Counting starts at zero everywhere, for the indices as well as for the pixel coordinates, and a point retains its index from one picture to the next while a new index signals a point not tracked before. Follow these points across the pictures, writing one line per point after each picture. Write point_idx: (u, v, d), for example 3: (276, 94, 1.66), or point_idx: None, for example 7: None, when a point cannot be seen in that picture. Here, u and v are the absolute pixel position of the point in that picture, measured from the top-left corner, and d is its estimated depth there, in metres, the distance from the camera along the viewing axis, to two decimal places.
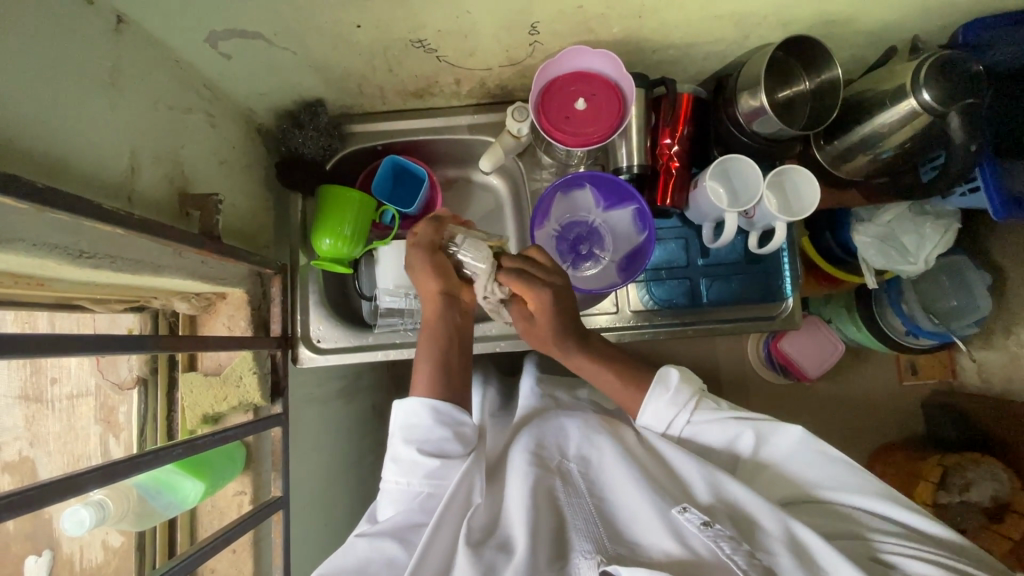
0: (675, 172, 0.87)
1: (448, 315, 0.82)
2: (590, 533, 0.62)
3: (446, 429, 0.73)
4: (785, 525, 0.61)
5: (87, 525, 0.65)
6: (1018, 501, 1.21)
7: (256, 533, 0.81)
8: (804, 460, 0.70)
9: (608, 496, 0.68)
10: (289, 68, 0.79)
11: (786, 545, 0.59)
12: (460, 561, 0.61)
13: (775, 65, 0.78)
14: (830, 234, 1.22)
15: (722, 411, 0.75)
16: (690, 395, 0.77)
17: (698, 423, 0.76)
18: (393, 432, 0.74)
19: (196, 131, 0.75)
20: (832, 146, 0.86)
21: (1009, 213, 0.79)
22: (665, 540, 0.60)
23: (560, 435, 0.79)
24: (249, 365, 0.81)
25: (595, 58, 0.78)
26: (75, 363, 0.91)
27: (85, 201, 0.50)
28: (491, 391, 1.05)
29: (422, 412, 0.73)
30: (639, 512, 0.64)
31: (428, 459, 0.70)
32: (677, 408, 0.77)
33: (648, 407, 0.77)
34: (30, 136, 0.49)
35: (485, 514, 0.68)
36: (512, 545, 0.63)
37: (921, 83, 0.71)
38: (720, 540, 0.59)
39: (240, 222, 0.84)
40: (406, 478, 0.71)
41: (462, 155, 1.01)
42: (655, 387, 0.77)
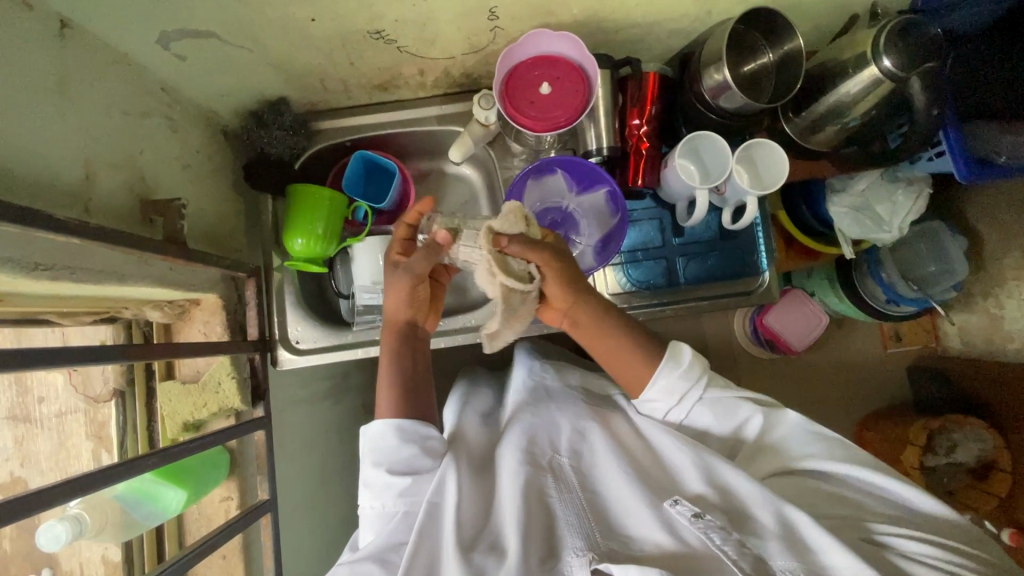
0: (646, 152, 0.87)
1: (411, 349, 0.83)
2: (580, 528, 0.64)
3: (413, 446, 0.73)
4: (778, 510, 0.62)
5: (63, 540, 0.64)
6: (1003, 459, 1.26)
7: (245, 537, 0.81)
8: (797, 445, 0.73)
9: (599, 488, 0.69)
10: (246, 67, 0.78)
11: (777, 532, 0.61)
12: (449, 565, 0.62)
13: (737, 38, 0.77)
14: (806, 207, 1.22)
15: (729, 396, 0.76)
16: (700, 372, 0.76)
17: (707, 400, 0.76)
18: (362, 455, 0.75)
19: (155, 136, 0.73)
20: (800, 118, 0.86)
21: (976, 176, 0.79)
22: (656, 532, 0.63)
23: (552, 429, 0.78)
24: (227, 369, 0.81)
25: (557, 42, 0.77)
26: (56, 380, 0.90)
27: (34, 212, 0.49)
28: (479, 392, 1.02)
29: (387, 433, 0.73)
30: (629, 504, 0.66)
31: (400, 478, 0.71)
32: (689, 382, 0.76)
33: (659, 381, 0.76)
34: None
35: (477, 517, 0.69)
36: (503, 549, 0.64)
37: (881, 50, 0.71)
38: (710, 531, 0.60)
39: (208, 227, 0.82)
40: (382, 501, 0.72)
41: (433, 146, 1.01)
42: (666, 362, 0.76)
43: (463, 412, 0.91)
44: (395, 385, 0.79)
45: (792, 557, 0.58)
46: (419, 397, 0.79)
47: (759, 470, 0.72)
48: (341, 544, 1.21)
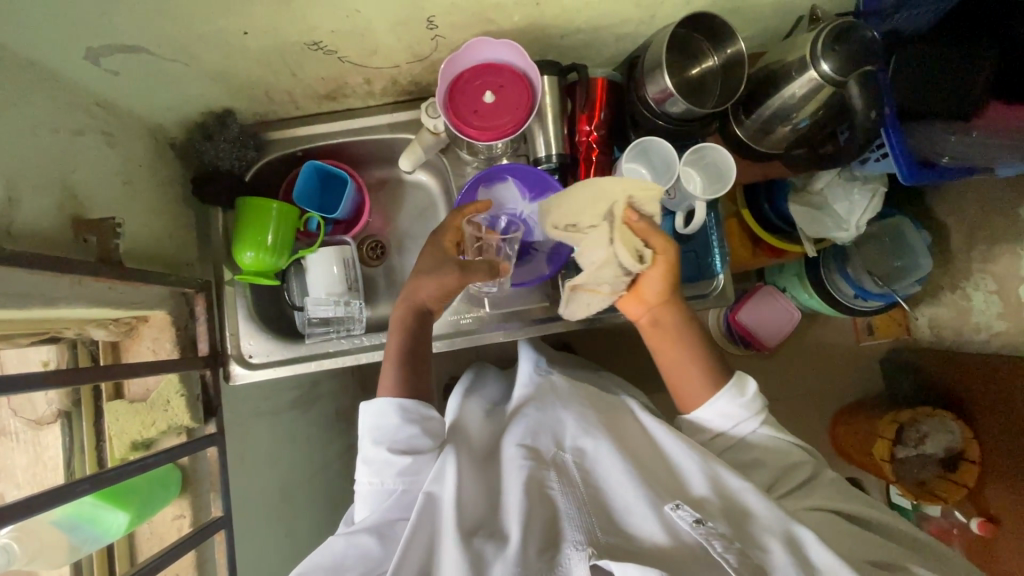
0: (596, 158, 0.87)
1: (421, 327, 0.83)
2: (580, 522, 0.65)
3: (415, 426, 0.74)
4: (786, 524, 0.63)
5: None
6: (971, 449, 1.28)
7: (199, 554, 0.81)
8: (839, 491, 0.74)
9: (602, 486, 0.70)
10: (185, 80, 0.76)
11: (782, 542, 0.62)
12: (449, 551, 0.63)
13: (678, 42, 0.77)
14: (768, 206, 1.23)
15: (777, 436, 0.77)
16: (759, 410, 0.78)
17: (761, 436, 0.77)
18: (363, 434, 0.75)
19: (90, 153, 0.72)
20: (749, 121, 0.86)
21: (918, 178, 0.81)
22: (655, 531, 0.64)
23: (557, 427, 0.80)
24: (175, 387, 0.80)
25: (499, 50, 0.77)
26: None
27: None
28: (481, 386, 1.04)
29: (389, 412, 0.74)
30: (631, 504, 0.67)
31: (401, 457, 0.72)
32: (747, 414, 0.77)
33: (720, 402, 0.77)
34: None
35: (479, 508, 0.71)
36: (502, 536, 0.65)
37: (819, 54, 0.72)
38: (711, 537, 0.61)
39: (154, 243, 0.81)
40: (379, 478, 0.73)
41: (387, 154, 1.00)
42: (732, 387, 0.78)
43: (466, 409, 0.91)
44: (401, 360, 0.80)
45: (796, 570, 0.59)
46: (419, 377, 0.79)
47: (800, 502, 0.72)
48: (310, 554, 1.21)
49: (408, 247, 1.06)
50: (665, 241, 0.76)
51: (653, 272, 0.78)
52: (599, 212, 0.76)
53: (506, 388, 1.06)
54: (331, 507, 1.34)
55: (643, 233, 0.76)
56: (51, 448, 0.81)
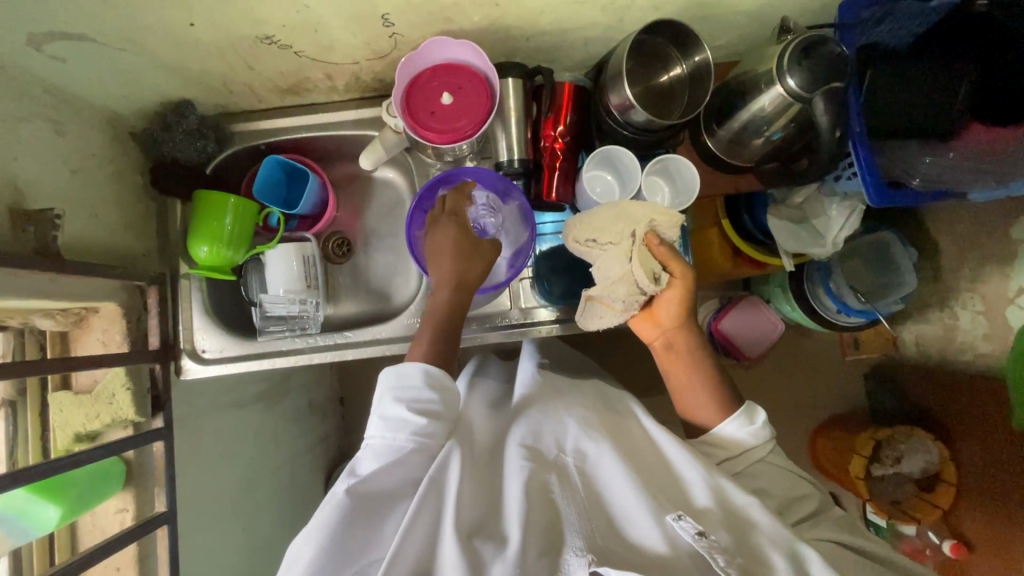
0: (559, 165, 0.84)
1: (458, 308, 0.80)
2: (582, 529, 0.63)
3: (437, 392, 0.73)
4: (792, 544, 0.63)
5: None
6: (948, 472, 1.26)
7: (141, 548, 0.80)
8: (838, 525, 0.71)
9: (603, 493, 0.69)
10: (137, 69, 0.75)
11: (788, 560, 0.61)
12: (448, 550, 0.61)
13: (642, 49, 0.75)
14: (748, 216, 1.20)
15: (783, 467, 0.76)
16: (768, 439, 0.77)
17: (769, 464, 0.76)
18: (381, 393, 0.74)
19: (35, 140, 0.71)
20: (721, 132, 0.83)
21: (884, 201, 0.78)
22: (658, 541, 0.63)
23: (559, 429, 0.79)
24: (122, 380, 0.79)
25: (459, 50, 0.75)
26: None
27: None
28: (484, 379, 1.02)
29: (415, 374, 0.73)
30: (633, 512, 0.66)
31: (418, 417, 0.70)
32: (757, 441, 0.77)
33: (728, 424, 0.78)
34: None
35: (476, 506, 0.69)
36: (501, 539, 0.64)
37: (785, 70, 0.69)
38: (714, 551, 0.60)
39: (104, 234, 0.80)
40: (392, 434, 0.70)
41: (354, 150, 0.98)
42: (742, 414, 0.78)
43: (471, 401, 0.91)
44: (434, 336, 0.78)
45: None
46: (450, 354, 0.79)
47: (806, 532, 0.69)
48: (270, 548, 1.20)
49: (374, 244, 1.04)
50: (685, 268, 0.76)
51: (670, 300, 0.76)
52: (619, 228, 0.75)
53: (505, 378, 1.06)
54: (297, 500, 1.34)
55: (663, 256, 0.75)
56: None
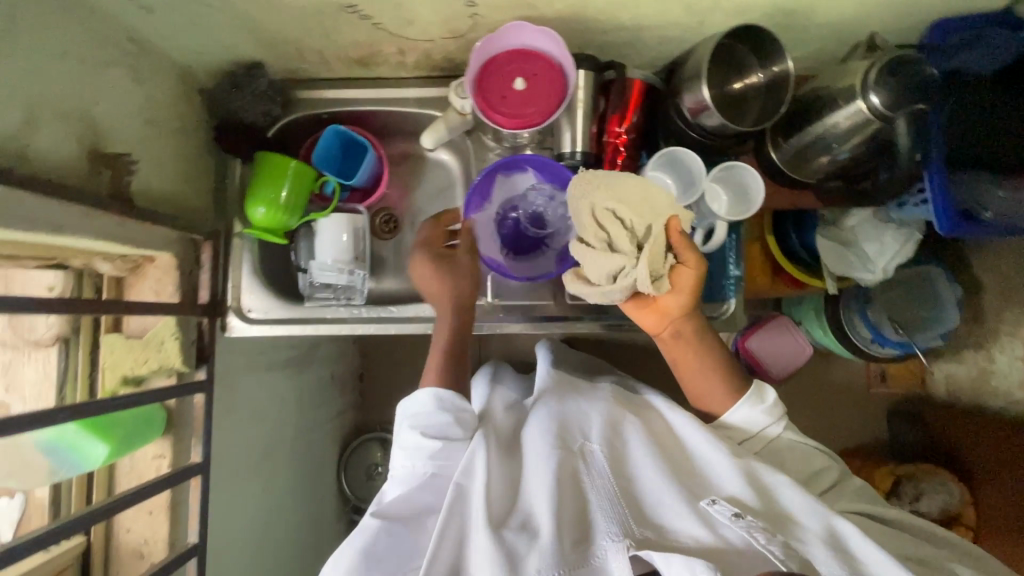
0: (621, 162, 0.85)
1: (462, 330, 0.85)
2: (614, 514, 0.66)
3: (449, 415, 0.76)
4: (826, 520, 0.65)
5: None
6: (967, 514, 1.24)
7: (173, 495, 0.82)
8: (860, 495, 0.76)
9: (634, 479, 0.71)
10: (219, 27, 0.76)
11: (825, 536, 0.64)
12: (483, 541, 0.64)
13: (722, 52, 0.74)
14: (795, 235, 1.18)
15: (803, 443, 0.79)
16: (781, 417, 0.79)
17: (785, 439, 0.79)
18: (400, 421, 0.78)
19: (115, 87, 0.72)
20: (788, 145, 0.82)
21: (955, 229, 0.76)
22: (694, 527, 0.64)
23: (582, 420, 0.80)
24: (171, 329, 0.81)
25: (536, 36, 0.74)
26: None
27: None
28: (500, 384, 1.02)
29: (426, 402, 0.77)
30: (664, 497, 0.68)
31: (432, 441, 0.74)
32: (771, 418, 0.78)
33: (740, 409, 0.78)
34: None
35: (502, 499, 0.71)
36: (535, 526, 0.66)
37: (869, 86, 0.67)
38: (753, 530, 0.63)
39: (167, 185, 0.81)
40: (411, 462, 0.75)
41: (413, 129, 0.99)
42: (753, 394, 0.79)
43: (490, 402, 0.92)
44: (444, 359, 0.82)
45: (836, 559, 0.61)
46: (460, 375, 0.82)
47: (837, 503, 0.74)
48: (286, 510, 1.23)
49: (420, 224, 1.05)
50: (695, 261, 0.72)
51: (676, 285, 0.73)
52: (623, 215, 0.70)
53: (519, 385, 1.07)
54: (312, 468, 1.36)
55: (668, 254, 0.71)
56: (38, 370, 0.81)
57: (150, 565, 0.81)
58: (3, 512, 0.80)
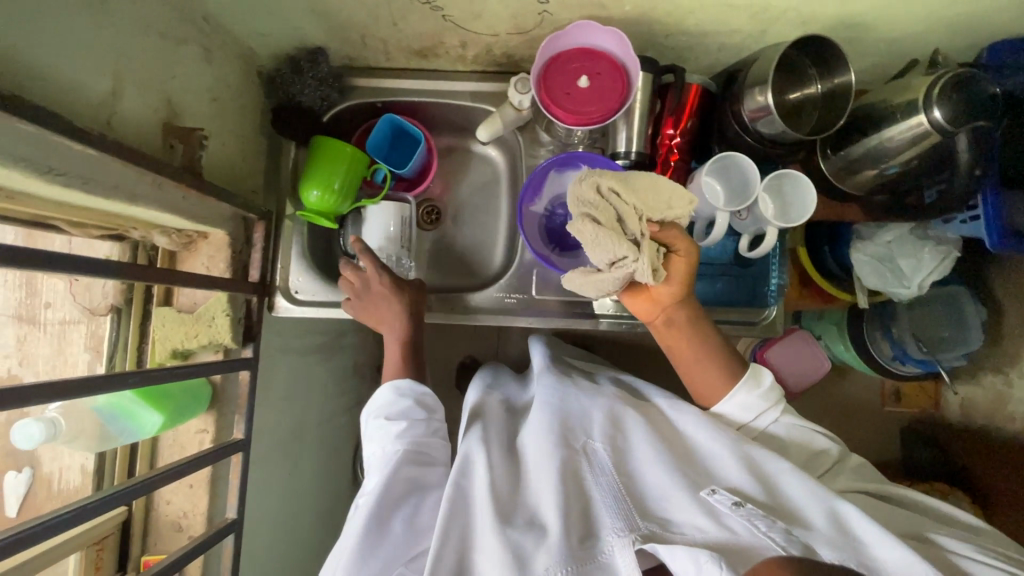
0: (673, 164, 0.86)
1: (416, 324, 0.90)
2: (619, 511, 0.65)
3: (408, 399, 0.80)
4: (828, 505, 0.64)
5: (36, 441, 0.66)
6: None
7: (214, 470, 0.83)
8: (858, 475, 0.76)
9: (637, 474, 0.71)
10: (291, 11, 0.77)
11: (828, 522, 0.62)
12: (490, 538, 0.64)
13: (785, 62, 0.75)
14: (828, 248, 1.19)
15: (801, 425, 0.79)
16: (779, 401, 0.78)
17: (779, 424, 0.78)
18: (368, 416, 0.81)
19: (189, 63, 0.73)
20: (837, 157, 0.84)
21: (1006, 245, 0.79)
22: (696, 518, 0.63)
23: (584, 417, 0.80)
24: (222, 306, 0.82)
25: (602, 36, 0.76)
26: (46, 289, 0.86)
27: (67, 122, 0.49)
28: (498, 382, 1.03)
29: (387, 392, 0.82)
30: (667, 490, 0.67)
31: (395, 423, 0.77)
32: (768, 403, 0.78)
33: (738, 395, 0.78)
34: (23, 54, 0.48)
35: (510, 493, 0.71)
36: (542, 523, 0.66)
37: (934, 100, 0.69)
38: (754, 518, 0.62)
39: (228, 163, 0.83)
40: (384, 446, 0.76)
41: (463, 122, 1.00)
42: (749, 378, 0.78)
43: (487, 394, 0.93)
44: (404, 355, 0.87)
45: (841, 544, 0.60)
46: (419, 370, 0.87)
47: (836, 483, 0.75)
48: (308, 495, 1.23)
49: (462, 217, 1.06)
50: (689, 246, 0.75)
51: (671, 276, 0.76)
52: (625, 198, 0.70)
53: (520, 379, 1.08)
54: (334, 457, 1.36)
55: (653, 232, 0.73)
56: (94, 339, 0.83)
57: (189, 538, 0.82)
58: (13, 485, 0.84)
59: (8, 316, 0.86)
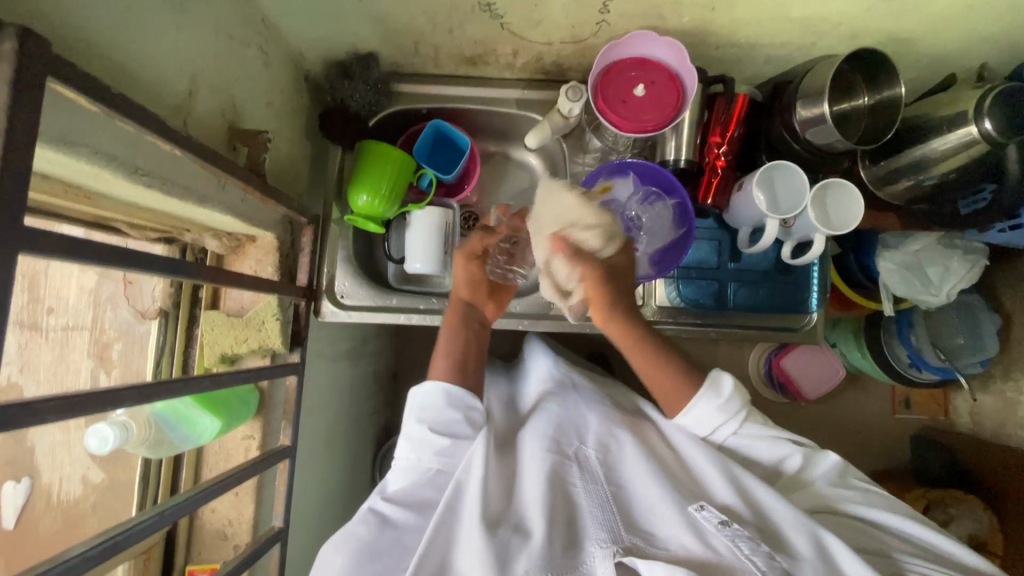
0: (721, 171, 0.87)
1: (474, 327, 0.85)
2: (605, 521, 0.63)
3: (457, 412, 0.74)
4: (813, 533, 0.62)
5: (110, 444, 0.66)
6: (995, 542, 1.17)
7: (260, 479, 0.81)
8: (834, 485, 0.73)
9: (626, 485, 0.69)
10: (350, 17, 0.77)
11: (813, 551, 0.60)
12: (473, 538, 0.61)
13: (838, 75, 0.77)
14: (854, 257, 1.20)
15: (770, 432, 0.75)
16: (738, 410, 0.74)
17: (743, 436, 0.75)
18: (408, 413, 0.76)
19: (251, 66, 0.73)
20: (878, 166, 0.86)
21: None
22: (682, 534, 0.61)
23: (580, 426, 0.79)
24: (272, 310, 0.80)
25: (659, 46, 0.77)
26: (77, 289, 0.84)
27: (161, 120, 0.49)
28: (493, 383, 1.01)
29: (436, 396, 0.75)
30: (655, 504, 0.65)
31: (439, 437, 0.72)
32: (726, 416, 0.74)
33: (695, 409, 0.74)
34: (120, 54, 0.49)
35: (498, 499, 0.69)
36: (528, 530, 0.63)
37: (984, 111, 0.71)
38: (738, 540, 0.60)
39: (279, 165, 0.82)
40: (418, 454, 0.72)
41: (505, 129, 1.01)
42: (707, 389, 0.75)
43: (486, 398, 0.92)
44: (453, 354, 0.81)
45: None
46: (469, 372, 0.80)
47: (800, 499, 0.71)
48: (336, 504, 1.20)
49: None
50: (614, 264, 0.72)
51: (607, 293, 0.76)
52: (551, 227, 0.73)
53: (515, 378, 1.06)
54: (359, 465, 1.34)
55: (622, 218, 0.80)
56: (111, 346, 0.85)
57: (234, 547, 0.80)
58: (11, 495, 0.82)
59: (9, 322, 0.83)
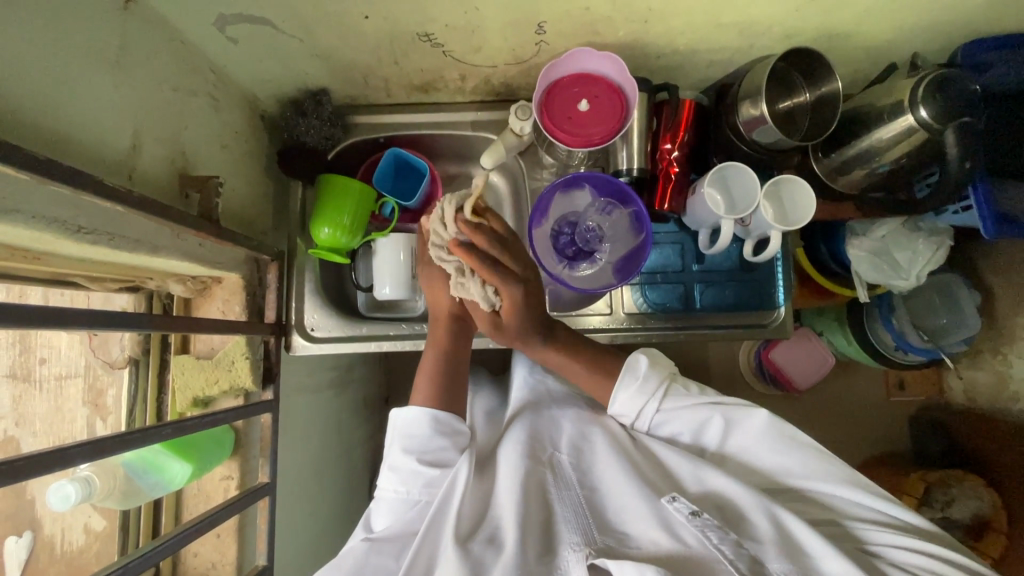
0: (675, 177, 0.88)
1: (462, 338, 0.85)
2: (579, 524, 0.64)
3: (445, 439, 0.73)
4: (778, 516, 0.61)
5: (72, 500, 0.67)
6: (999, 519, 1.15)
7: (242, 518, 0.81)
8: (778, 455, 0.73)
9: (599, 486, 0.69)
10: (295, 57, 0.79)
11: (775, 533, 0.60)
12: (449, 556, 0.61)
13: (775, 75, 0.78)
14: (824, 246, 1.21)
15: (687, 403, 0.75)
16: (658, 388, 0.76)
17: (666, 412, 0.76)
18: (393, 442, 0.74)
19: (200, 114, 0.75)
20: (829, 158, 0.87)
21: (1001, 231, 0.80)
22: (653, 530, 0.62)
23: (552, 429, 0.79)
24: (241, 350, 0.81)
25: (597, 61, 0.79)
26: (66, 342, 0.87)
27: (96, 179, 0.50)
28: (479, 395, 1.03)
29: (423, 422, 0.73)
30: (625, 501, 0.66)
31: (429, 468, 0.70)
32: (646, 396, 0.76)
33: (619, 396, 0.77)
34: (50, 118, 0.50)
35: (473, 512, 0.68)
36: (500, 541, 0.63)
37: (918, 99, 0.72)
38: (708, 529, 0.60)
39: (238, 207, 0.84)
40: (406, 486, 0.71)
41: (464, 150, 1.02)
42: (626, 375, 0.77)
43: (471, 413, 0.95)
44: (438, 375, 0.79)
45: (785, 557, 0.58)
46: (456, 392, 0.78)
47: (742, 467, 0.72)
48: (331, 536, 1.20)
49: None
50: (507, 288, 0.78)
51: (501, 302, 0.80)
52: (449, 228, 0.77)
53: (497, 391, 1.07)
54: (354, 495, 1.33)
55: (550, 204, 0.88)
56: (92, 397, 0.86)
57: None
58: (14, 550, 0.85)
59: (4, 375, 0.88)
